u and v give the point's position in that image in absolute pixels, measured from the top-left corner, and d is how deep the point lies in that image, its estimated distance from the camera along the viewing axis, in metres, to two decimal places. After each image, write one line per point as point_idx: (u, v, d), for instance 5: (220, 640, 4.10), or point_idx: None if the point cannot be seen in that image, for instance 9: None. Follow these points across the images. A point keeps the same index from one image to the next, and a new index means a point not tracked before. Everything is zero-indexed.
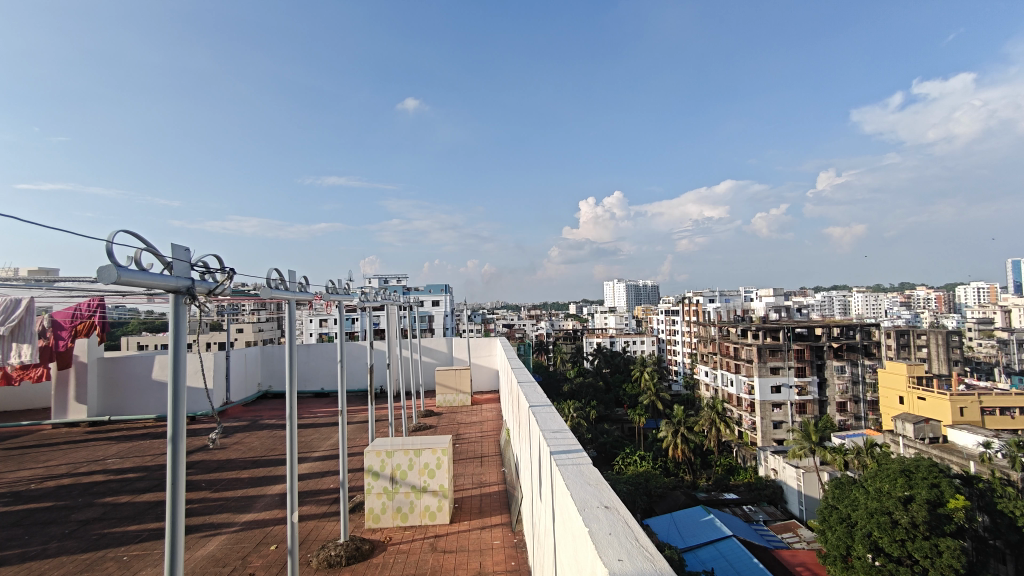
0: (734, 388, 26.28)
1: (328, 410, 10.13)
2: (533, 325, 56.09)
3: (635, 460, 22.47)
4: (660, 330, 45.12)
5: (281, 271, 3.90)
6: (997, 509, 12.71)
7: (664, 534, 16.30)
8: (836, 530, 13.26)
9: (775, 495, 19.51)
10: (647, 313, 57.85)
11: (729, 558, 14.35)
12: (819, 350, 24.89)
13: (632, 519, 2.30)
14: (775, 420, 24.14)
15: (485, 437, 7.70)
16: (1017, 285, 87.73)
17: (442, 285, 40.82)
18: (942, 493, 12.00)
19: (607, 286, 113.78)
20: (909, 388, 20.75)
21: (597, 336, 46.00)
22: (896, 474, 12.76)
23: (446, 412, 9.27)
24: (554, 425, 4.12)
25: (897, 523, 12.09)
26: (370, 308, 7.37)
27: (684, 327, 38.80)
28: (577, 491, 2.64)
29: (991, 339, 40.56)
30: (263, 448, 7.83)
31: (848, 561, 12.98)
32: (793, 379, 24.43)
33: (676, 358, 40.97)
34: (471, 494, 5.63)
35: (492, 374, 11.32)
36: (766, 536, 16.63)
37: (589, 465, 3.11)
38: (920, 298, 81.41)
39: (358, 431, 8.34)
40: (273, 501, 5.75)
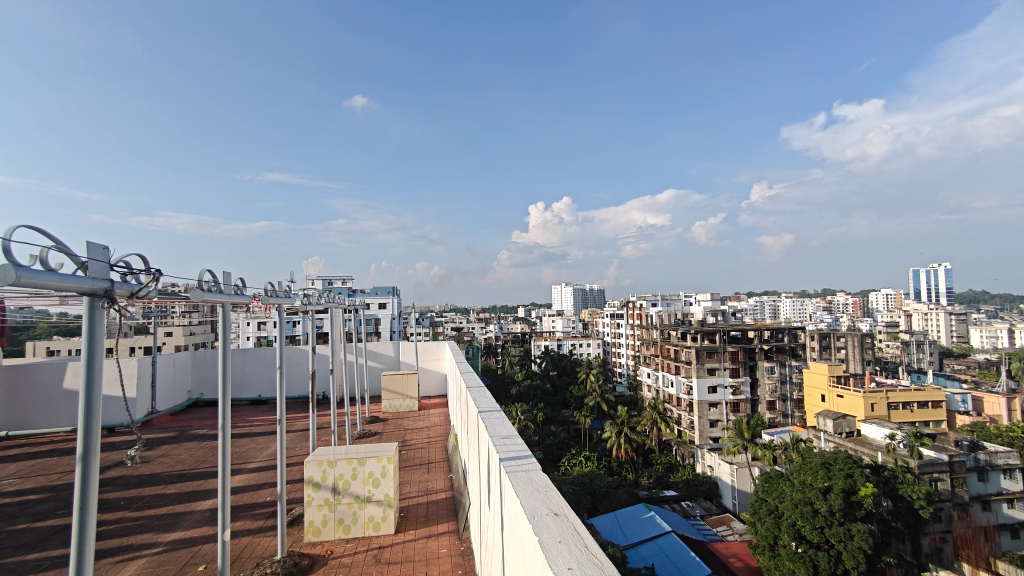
0: (674, 388, 27.39)
1: (265, 418, 9.65)
2: (482, 329, 56.11)
3: (580, 461, 22.89)
4: (605, 332, 46.31)
5: (214, 272, 3.69)
6: (899, 494, 13.93)
7: (607, 532, 16.66)
8: (764, 521, 14.04)
9: (711, 491, 20.53)
10: (594, 317, 59.38)
11: (669, 553, 14.91)
12: (751, 352, 26.38)
13: (581, 526, 2.35)
14: (711, 418, 25.37)
15: (432, 443, 7.61)
16: (917, 293, 97.10)
17: (389, 286, 39.92)
18: (854, 482, 13.13)
19: (554, 290, 115.67)
20: (830, 386, 22.41)
21: (545, 339, 46.62)
22: (818, 466, 13.77)
23: (392, 418, 9.08)
24: (503, 431, 4.13)
25: (818, 511, 13.03)
26: (313, 311, 7.08)
27: (628, 329, 40.02)
28: (527, 499, 2.67)
29: (897, 339, 44.64)
30: (192, 460, 7.35)
31: (775, 550, 13.75)
32: (728, 380, 25.77)
33: (619, 360, 42.12)
34: (418, 502, 5.54)
35: (441, 378, 11.19)
36: (702, 530, 17.42)
37: (538, 472, 3.15)
38: (840, 304, 88.04)
39: (298, 440, 8.01)
40: (202, 517, 5.41)
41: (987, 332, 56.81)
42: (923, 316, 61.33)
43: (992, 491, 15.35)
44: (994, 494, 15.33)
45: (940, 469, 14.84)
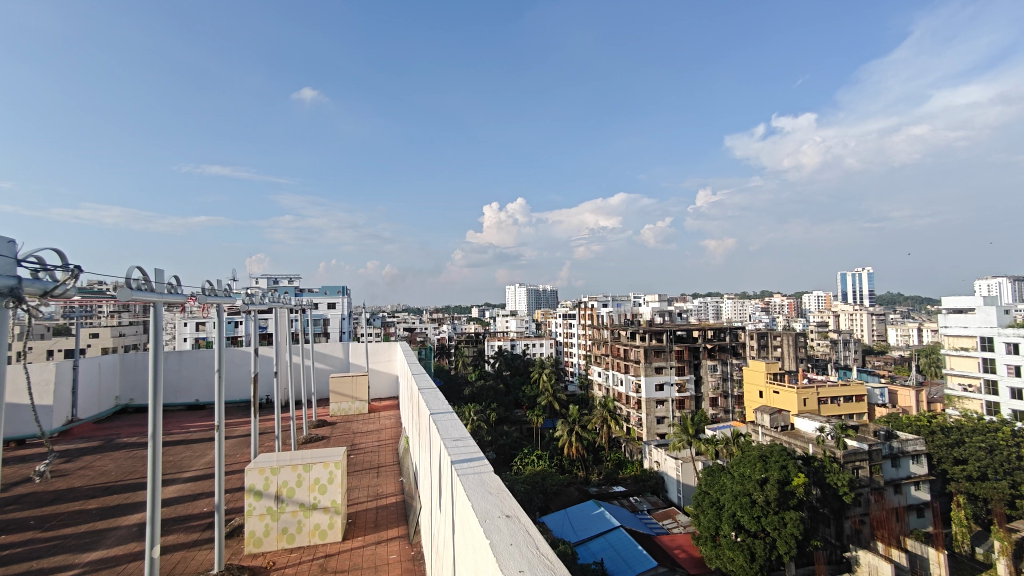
0: (623, 387, 28.12)
1: (202, 424, 9.14)
2: (435, 329, 55.49)
3: (532, 460, 23.05)
4: (557, 332, 46.98)
5: (145, 269, 3.44)
6: (827, 482, 14.96)
7: (559, 530, 16.89)
8: (707, 513, 14.65)
9: (657, 485, 21.22)
10: (547, 317, 60.08)
11: (617, 548, 15.31)
12: (695, 351, 27.51)
13: (532, 528, 2.38)
14: (658, 415, 26.25)
15: (383, 446, 7.46)
16: (844, 294, 104.25)
17: (338, 286, 38.77)
18: (788, 472, 13.93)
19: (508, 291, 116.05)
20: (767, 383, 23.72)
21: (499, 339, 46.70)
22: (755, 459, 14.53)
23: (340, 422, 8.83)
24: (455, 433, 4.12)
25: (755, 502, 13.75)
26: (255, 310, 6.75)
27: (580, 329, 40.77)
28: (478, 502, 2.67)
29: (826, 337, 47.80)
30: (118, 471, 6.86)
31: (716, 540, 14.43)
32: (674, 378, 26.73)
33: (571, 360, 42.84)
34: (367, 508, 5.41)
35: (393, 380, 10.97)
36: (649, 523, 17.98)
37: (490, 474, 3.16)
38: (777, 305, 93.31)
39: (239, 446, 7.64)
40: (128, 533, 5.05)
41: (902, 330, 62.09)
42: (850, 317, 65.95)
43: (903, 475, 16.72)
44: (905, 478, 16.72)
45: (861, 457, 16.00)
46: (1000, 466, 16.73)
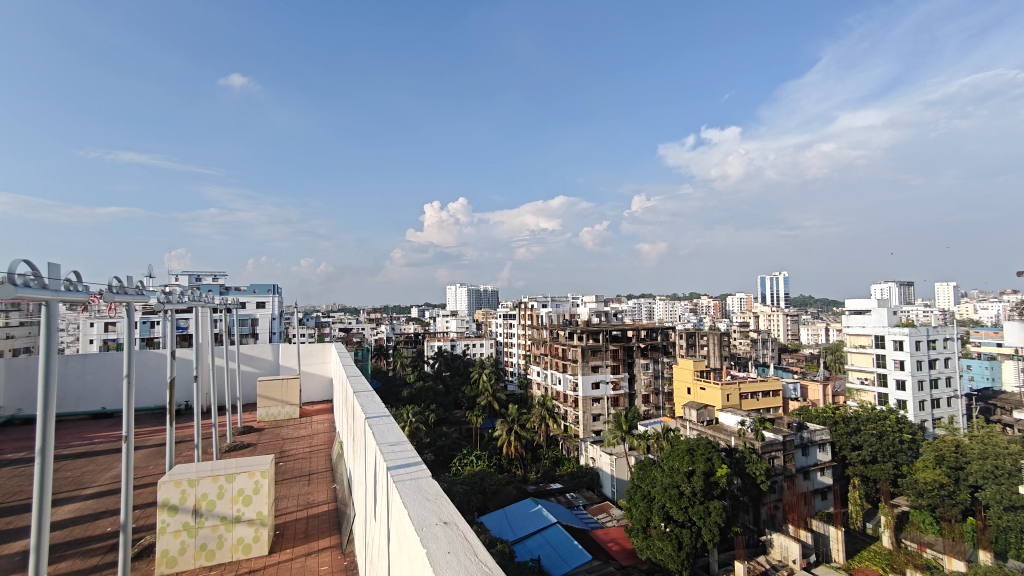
0: (561, 386, 28.70)
1: (107, 435, 8.35)
2: (372, 330, 54.03)
3: (471, 461, 23.01)
4: (497, 332, 47.21)
5: (34, 264, 3.10)
6: (747, 472, 16.03)
7: (497, 529, 16.98)
8: (639, 505, 15.31)
9: (592, 481, 21.87)
10: (487, 317, 60.25)
11: (554, 544, 15.63)
12: (630, 350, 28.61)
13: (469, 535, 2.41)
14: (593, 413, 27.05)
15: (314, 452, 7.18)
16: (763, 296, 112.20)
17: (268, 285, 36.76)
18: (712, 464, 14.83)
19: (448, 291, 115.08)
20: (695, 379, 25.09)
21: (439, 340, 46.23)
22: (683, 452, 15.28)
23: (268, 427, 8.39)
24: (392, 438, 4.06)
25: (683, 493, 14.52)
26: (172, 309, 6.28)
27: (519, 329, 41.27)
28: (415, 509, 2.65)
29: (747, 336, 51.30)
30: (3, 492, 6.14)
31: (647, 531, 15.06)
32: (609, 376, 27.64)
33: (511, 360, 43.21)
34: (296, 518, 5.18)
35: (327, 382, 10.56)
36: (584, 518, 18.51)
37: (427, 479, 3.15)
38: (704, 306, 98.88)
39: (151, 457, 7.07)
40: (12, 564, 4.54)
41: (811, 330, 67.83)
42: (768, 317, 71.10)
43: (811, 462, 18.26)
44: (813, 465, 18.27)
45: (776, 447, 17.27)
46: (886, 449, 18.58)
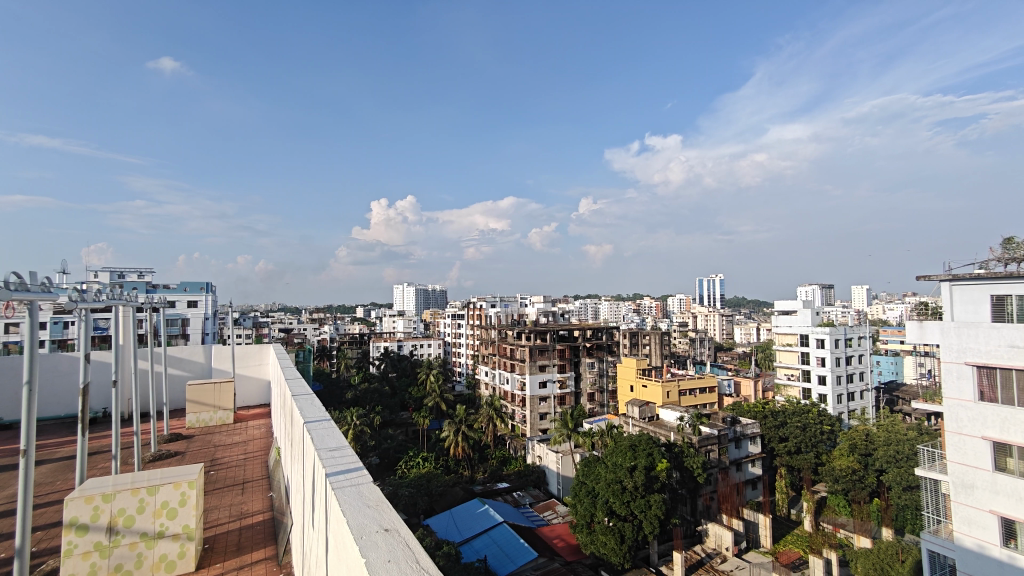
0: (509, 385, 28.87)
1: (7, 448, 7.58)
2: (315, 330, 52.12)
3: (417, 463, 22.69)
4: (446, 332, 46.86)
5: None
6: (685, 466, 16.75)
7: (442, 531, 16.88)
8: (583, 501, 15.66)
9: (539, 479, 22.15)
10: (435, 317, 59.68)
11: (500, 543, 15.73)
12: (576, 349, 29.22)
13: (410, 542, 2.40)
14: (540, 411, 27.40)
15: (249, 459, 6.83)
16: (701, 297, 117.60)
17: (200, 283, 34.63)
18: (653, 459, 15.41)
19: (396, 291, 112.91)
20: (637, 378, 25.96)
21: (384, 340, 45.26)
22: (626, 448, 15.80)
23: (199, 434, 7.92)
24: (331, 442, 3.96)
25: (625, 488, 14.98)
26: (87, 308, 5.78)
27: (468, 329, 41.20)
28: (355, 517, 2.60)
29: (686, 335, 53.73)
30: None
31: (591, 526, 15.43)
32: (556, 375, 28.06)
33: (459, 360, 43.04)
34: (227, 530, 4.91)
35: (264, 386, 10.13)
36: (530, 516, 18.71)
37: (368, 486, 3.09)
38: (647, 306, 102.52)
39: (58, 472, 6.49)
40: None
41: (744, 330, 71.98)
42: (705, 317, 74.76)
43: (743, 454, 19.35)
44: (745, 457, 19.35)
45: (712, 441, 18.15)
46: (809, 440, 19.95)
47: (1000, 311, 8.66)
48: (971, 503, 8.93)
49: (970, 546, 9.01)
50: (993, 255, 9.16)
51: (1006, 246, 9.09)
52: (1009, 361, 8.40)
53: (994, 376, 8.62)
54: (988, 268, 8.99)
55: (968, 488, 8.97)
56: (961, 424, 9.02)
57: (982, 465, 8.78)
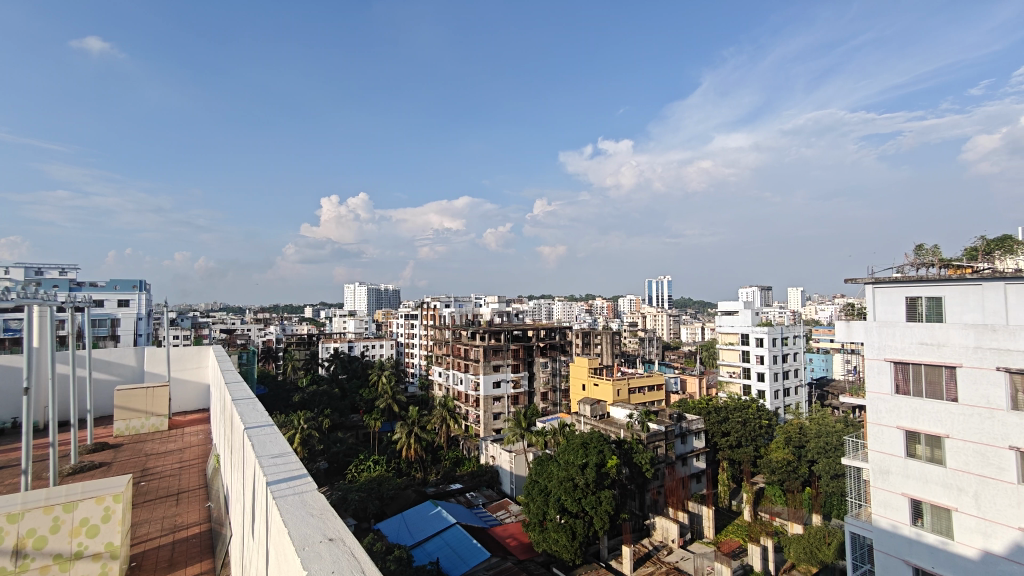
0: (462, 386, 28.75)
1: None
2: (259, 330, 49.91)
3: (368, 466, 22.18)
4: (398, 333, 46.09)
5: None
6: (634, 461, 17.25)
7: (394, 535, 16.59)
8: (536, 499, 15.80)
9: (492, 479, 22.19)
10: (388, 317, 58.61)
11: (453, 545, 15.64)
12: (530, 349, 29.48)
13: (356, 551, 2.35)
14: (494, 411, 27.45)
15: (184, 468, 6.45)
16: (650, 298, 121.35)
17: (132, 281, 32.48)
18: (603, 456, 15.78)
19: (347, 291, 109.89)
20: (589, 376, 26.50)
21: (334, 341, 43.95)
22: (577, 446, 16.09)
23: (128, 442, 7.39)
24: (273, 449, 3.81)
25: (577, 485, 15.26)
26: None
27: (421, 329, 40.76)
28: (297, 527, 2.52)
29: (635, 335, 55.37)
30: None
31: (543, 524, 15.61)
32: (510, 375, 28.18)
33: (412, 361, 42.47)
34: (158, 545, 4.61)
35: (203, 390, 9.63)
36: (483, 517, 18.68)
37: (313, 494, 3.00)
38: (599, 306, 104.76)
39: None
40: None
41: (690, 329, 74.99)
42: (655, 317, 77.34)
43: (689, 449, 20.13)
44: (690, 452, 20.14)
45: (659, 437, 18.81)
46: (748, 434, 20.99)
47: (913, 311, 9.45)
48: (887, 486, 9.68)
49: (884, 526, 9.77)
50: (908, 260, 9.98)
51: (918, 252, 9.94)
52: (920, 357, 9.17)
53: (908, 370, 9.39)
54: (903, 271, 9.79)
55: (884, 473, 9.71)
56: (879, 414, 9.76)
57: (897, 452, 9.53)
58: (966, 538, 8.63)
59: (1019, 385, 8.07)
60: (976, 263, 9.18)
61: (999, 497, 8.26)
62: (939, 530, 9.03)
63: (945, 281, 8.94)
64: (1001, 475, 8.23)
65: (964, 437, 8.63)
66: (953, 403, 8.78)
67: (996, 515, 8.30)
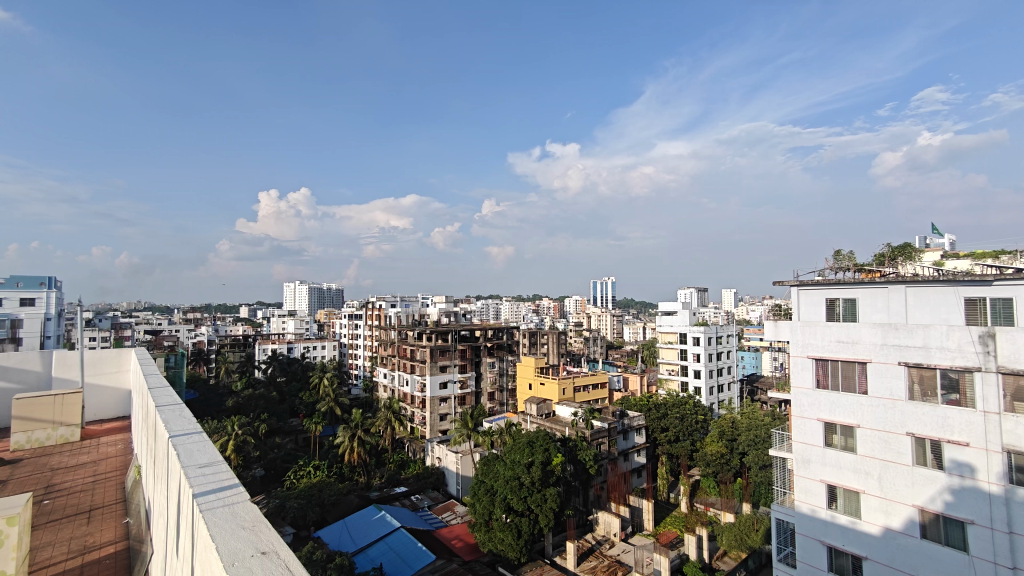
0: (408, 387, 28.29)
1: None
2: (189, 331, 46.89)
3: (308, 472, 21.34)
4: (341, 334, 44.73)
5: None
6: (578, 458, 17.63)
7: (335, 542, 16.03)
8: (482, 500, 15.79)
9: (438, 481, 22.00)
10: (330, 317, 56.71)
11: (397, 549, 15.37)
12: (477, 349, 29.46)
13: (289, 564, 2.28)
14: (440, 412, 27.18)
15: (99, 482, 5.96)
16: (595, 299, 124.23)
17: (39, 277, 29.74)
18: (549, 454, 16.01)
19: (287, 290, 105.32)
20: (535, 376, 26.84)
21: (273, 343, 42.04)
22: (523, 445, 16.21)
23: (32, 455, 6.74)
24: (201, 459, 3.61)
25: (522, 483, 15.42)
26: None
27: (366, 330, 39.77)
28: (225, 541, 2.41)
29: (581, 334, 56.59)
30: None
31: (489, 524, 15.63)
32: (457, 375, 28.03)
33: (356, 362, 41.35)
34: (65, 568, 4.23)
35: (123, 396, 8.94)
36: (429, 519, 18.43)
37: (243, 505, 2.87)
38: (546, 306, 106.24)
39: None
40: None
41: (632, 329, 77.65)
42: (599, 317, 79.40)
43: (630, 445, 20.82)
44: (631, 447, 20.82)
45: (603, 434, 19.36)
46: (685, 429, 21.96)
47: (832, 312, 10.24)
48: (807, 474, 10.43)
49: (804, 510, 10.52)
50: (828, 265, 10.78)
51: (836, 257, 10.77)
52: (836, 354, 9.96)
53: (827, 366, 10.15)
54: (824, 275, 10.57)
55: (805, 462, 10.47)
56: (802, 407, 10.51)
57: (816, 442, 10.30)
58: (871, 517, 9.48)
59: (916, 377, 8.97)
60: (884, 268, 10.08)
61: (899, 478, 9.12)
62: (850, 511, 9.84)
63: (858, 284, 9.76)
64: (900, 459, 9.09)
65: (871, 426, 9.46)
66: (863, 396, 9.60)
67: (895, 495, 9.16)
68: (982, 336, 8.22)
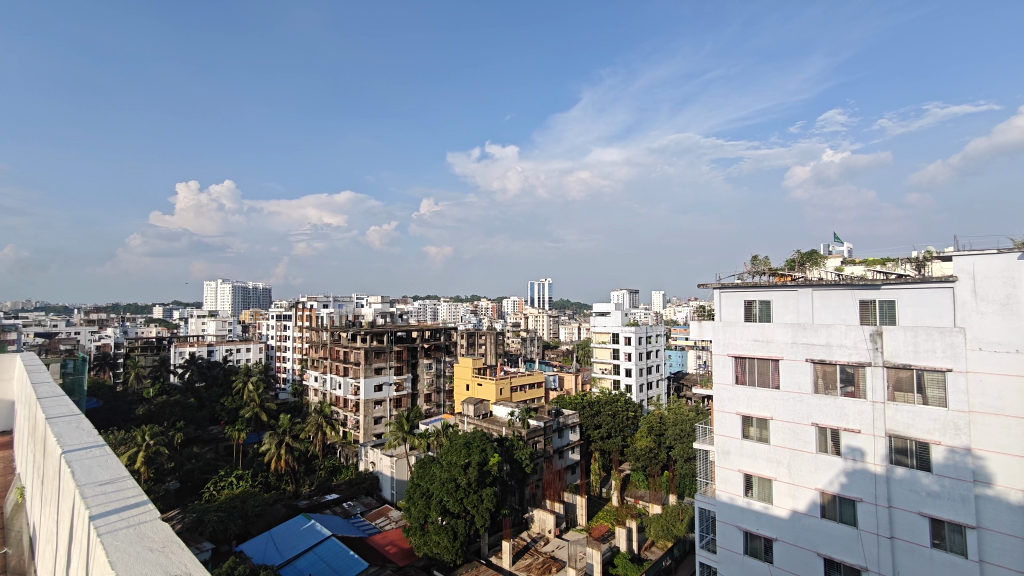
0: (341, 390, 27.33)
1: None
2: (91, 334, 42.54)
3: (230, 482, 20.04)
4: (268, 335, 42.40)
5: None
6: (514, 458, 17.84)
7: (259, 556, 15.18)
8: (418, 503, 15.59)
9: (372, 486, 21.44)
10: (256, 318, 53.56)
11: (327, 559, 14.83)
12: (413, 351, 28.99)
13: None
14: (375, 416, 26.49)
15: None
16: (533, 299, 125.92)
17: None
18: (485, 454, 16.04)
19: (207, 289, 98.30)
20: (473, 376, 26.79)
21: (189, 346, 39.07)
22: (460, 446, 16.15)
23: None
24: (101, 476, 3.30)
25: (459, 485, 15.37)
26: None
27: (295, 331, 38.02)
28: (128, 566, 2.23)
29: (518, 335, 57.25)
30: None
31: (425, 527, 15.43)
32: (392, 377, 27.45)
33: (284, 366, 39.38)
34: None
35: (5, 408, 7.92)
36: (362, 526, 17.91)
37: (152, 525, 2.68)
38: (484, 307, 106.38)
39: None
40: None
41: (567, 329, 79.67)
42: (536, 318, 80.60)
43: (565, 442, 21.38)
44: (565, 445, 21.37)
45: (539, 433, 19.70)
46: (617, 426, 22.82)
47: (749, 313, 11.04)
48: (727, 464, 11.15)
49: (724, 499, 11.23)
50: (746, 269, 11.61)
51: (754, 261, 11.60)
52: (753, 352, 10.74)
53: (744, 364, 10.92)
54: (743, 278, 11.37)
55: (725, 453, 11.17)
56: (723, 402, 11.21)
57: (735, 434, 11.04)
58: (781, 501, 10.29)
59: (819, 372, 9.86)
60: (794, 272, 10.98)
61: (804, 465, 9.98)
62: (763, 497, 10.64)
63: (772, 287, 10.58)
64: (805, 447, 9.96)
65: (782, 418, 10.29)
66: (775, 390, 10.43)
67: (802, 480, 10.01)
68: (872, 334, 9.23)
